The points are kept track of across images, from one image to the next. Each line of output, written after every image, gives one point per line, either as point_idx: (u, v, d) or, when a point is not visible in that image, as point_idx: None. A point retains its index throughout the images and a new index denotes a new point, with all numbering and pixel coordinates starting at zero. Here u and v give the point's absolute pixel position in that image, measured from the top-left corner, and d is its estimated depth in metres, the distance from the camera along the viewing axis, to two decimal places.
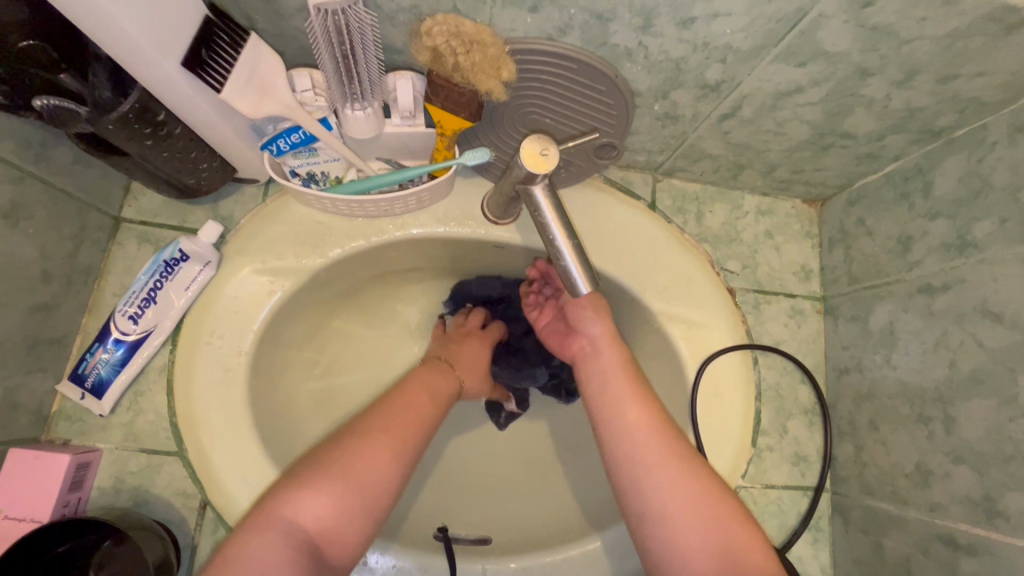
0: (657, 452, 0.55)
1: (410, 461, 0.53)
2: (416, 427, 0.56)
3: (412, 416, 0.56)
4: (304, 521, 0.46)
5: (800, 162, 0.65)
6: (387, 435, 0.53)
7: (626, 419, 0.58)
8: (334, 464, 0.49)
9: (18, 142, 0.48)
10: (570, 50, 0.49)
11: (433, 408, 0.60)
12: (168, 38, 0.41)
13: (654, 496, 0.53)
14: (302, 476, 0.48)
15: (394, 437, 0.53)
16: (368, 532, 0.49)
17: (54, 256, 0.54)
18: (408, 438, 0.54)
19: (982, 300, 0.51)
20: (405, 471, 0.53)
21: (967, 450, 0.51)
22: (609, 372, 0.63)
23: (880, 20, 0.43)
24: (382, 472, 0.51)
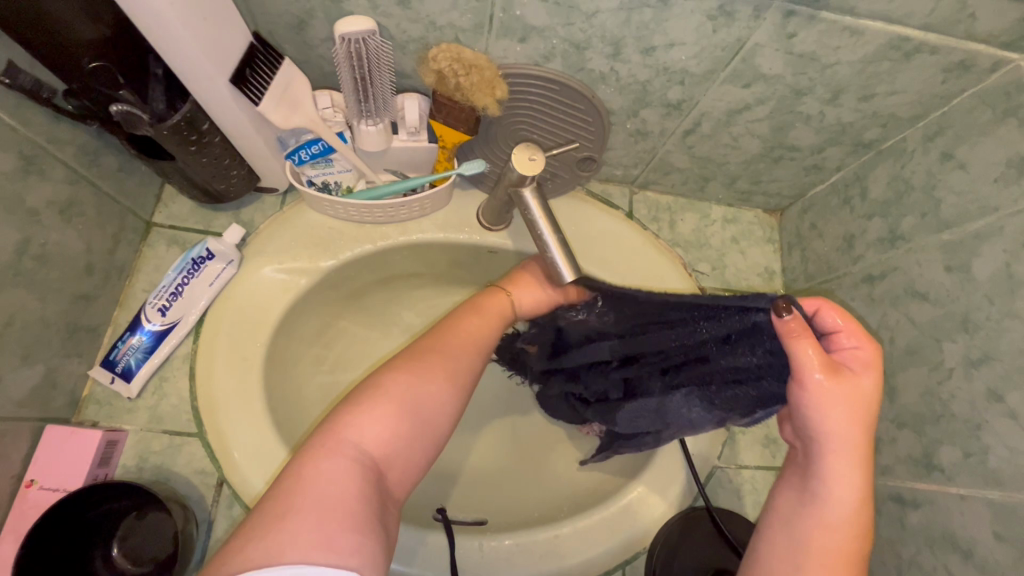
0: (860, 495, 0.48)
1: (464, 395, 0.54)
2: (465, 363, 0.55)
3: (467, 346, 0.56)
4: (365, 444, 0.46)
5: (756, 174, 0.74)
6: (439, 366, 0.53)
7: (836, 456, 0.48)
8: (390, 390, 0.49)
9: (76, 149, 0.55)
10: (552, 74, 0.58)
11: (493, 347, 0.59)
12: (221, 60, 0.49)
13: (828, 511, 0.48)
14: (362, 401, 0.48)
15: (441, 373, 0.52)
16: (422, 460, 0.50)
17: (96, 251, 0.60)
18: (462, 374, 0.54)
19: (912, 283, 0.59)
20: (459, 401, 0.53)
21: (908, 415, 0.58)
22: (836, 489, 0.48)
23: (805, 48, 0.53)
24: (438, 405, 0.51)
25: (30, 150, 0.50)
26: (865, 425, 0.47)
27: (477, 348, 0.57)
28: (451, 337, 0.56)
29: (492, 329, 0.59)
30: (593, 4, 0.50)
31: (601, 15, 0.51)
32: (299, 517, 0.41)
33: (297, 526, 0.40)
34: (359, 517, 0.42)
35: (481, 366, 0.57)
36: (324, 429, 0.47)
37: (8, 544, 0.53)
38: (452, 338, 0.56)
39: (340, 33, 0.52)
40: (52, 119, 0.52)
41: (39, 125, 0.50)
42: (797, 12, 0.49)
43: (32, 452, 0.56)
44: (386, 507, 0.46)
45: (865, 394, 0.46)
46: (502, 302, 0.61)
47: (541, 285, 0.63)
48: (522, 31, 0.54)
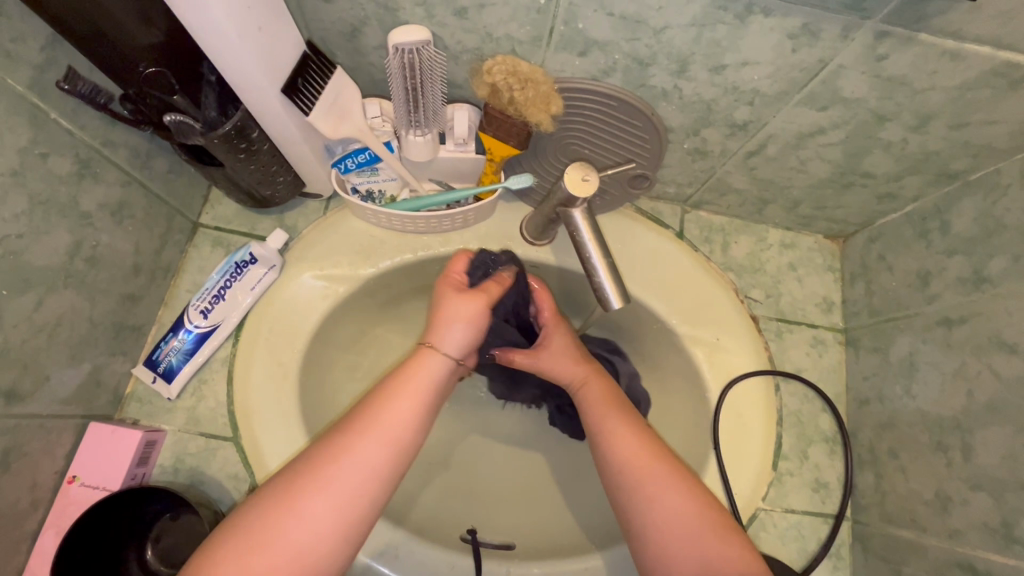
0: (642, 460, 0.57)
1: (397, 462, 0.50)
2: (404, 440, 0.50)
3: (382, 430, 0.49)
4: (260, 539, 0.44)
5: (822, 200, 0.69)
6: (363, 437, 0.49)
7: (615, 432, 0.60)
8: (303, 479, 0.47)
9: (130, 152, 0.55)
10: (611, 90, 0.55)
11: (427, 417, 0.53)
12: (273, 69, 0.48)
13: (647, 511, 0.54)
14: (278, 499, 0.46)
15: (369, 438, 0.49)
16: (348, 544, 0.47)
17: (144, 252, 0.61)
18: (389, 452, 0.49)
19: (997, 332, 0.54)
20: (399, 463, 0.50)
21: (985, 478, 0.53)
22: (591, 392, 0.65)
23: (895, 72, 0.48)
24: (366, 470, 0.48)
25: (85, 154, 0.50)
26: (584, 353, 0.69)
27: (418, 408, 0.52)
28: (384, 413, 0.50)
29: (422, 400, 0.52)
30: (663, 20, 0.47)
31: (670, 31, 0.48)
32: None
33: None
34: None
35: (420, 443, 0.52)
36: (240, 540, 0.44)
37: (49, 538, 0.54)
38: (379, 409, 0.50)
39: (394, 43, 0.50)
40: (108, 123, 0.52)
41: (96, 129, 0.51)
42: (891, 33, 0.45)
43: (75, 448, 0.57)
44: None
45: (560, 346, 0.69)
46: (433, 362, 0.54)
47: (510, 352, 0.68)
48: (584, 45, 0.51)
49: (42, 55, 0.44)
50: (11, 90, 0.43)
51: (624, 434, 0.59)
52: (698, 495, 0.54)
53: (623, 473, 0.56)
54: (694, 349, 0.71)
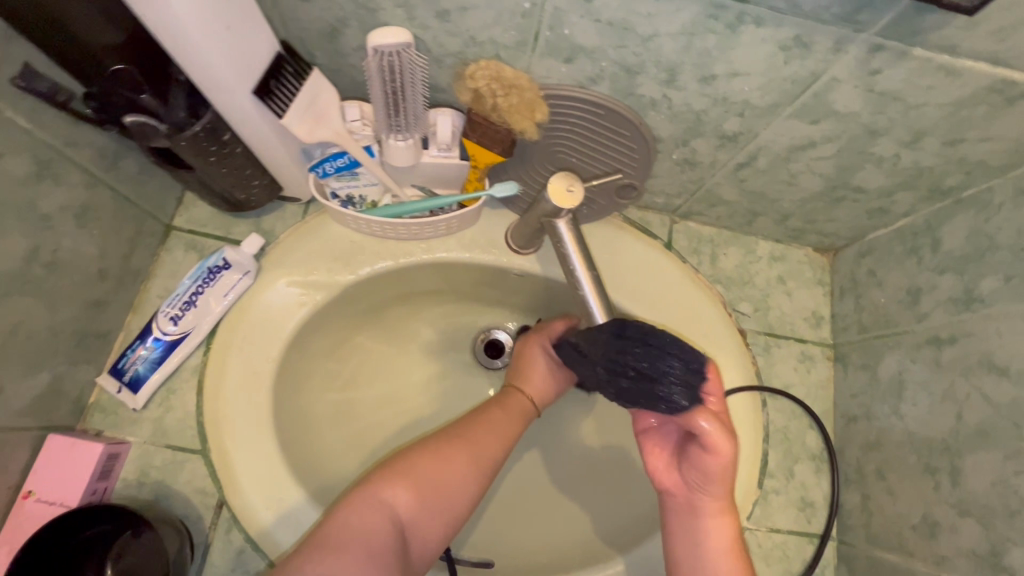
0: (688, 503, 0.55)
1: (485, 474, 0.59)
2: (481, 474, 0.59)
3: (480, 453, 0.59)
4: (396, 507, 0.54)
5: (813, 213, 0.68)
6: (438, 463, 0.57)
7: (666, 474, 0.56)
8: (392, 480, 0.55)
9: (95, 152, 0.53)
10: (598, 98, 0.54)
11: (506, 450, 0.62)
12: (243, 70, 0.46)
13: (679, 537, 0.56)
14: (361, 496, 0.53)
15: (411, 476, 0.55)
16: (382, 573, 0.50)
17: (110, 256, 0.58)
18: (461, 479, 0.57)
19: (988, 353, 0.53)
20: (477, 488, 0.58)
21: (973, 503, 0.52)
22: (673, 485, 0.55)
23: (889, 86, 0.47)
24: (457, 475, 0.57)
25: (44, 155, 0.48)
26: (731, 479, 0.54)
27: (489, 448, 0.60)
28: (472, 443, 0.59)
29: (514, 427, 0.64)
30: (651, 27, 0.45)
31: (659, 39, 0.46)
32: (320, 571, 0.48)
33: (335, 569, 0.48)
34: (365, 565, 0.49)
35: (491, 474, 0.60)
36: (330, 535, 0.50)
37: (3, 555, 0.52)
38: (453, 440, 0.59)
39: (372, 45, 0.48)
40: (70, 122, 0.49)
41: (56, 128, 0.48)
42: (885, 47, 0.43)
43: (32, 461, 0.54)
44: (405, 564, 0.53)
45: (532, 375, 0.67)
46: (523, 403, 0.66)
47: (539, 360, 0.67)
48: (570, 51, 0.49)
49: None
50: None
51: (667, 472, 0.56)
52: None
53: (676, 513, 0.56)
54: None
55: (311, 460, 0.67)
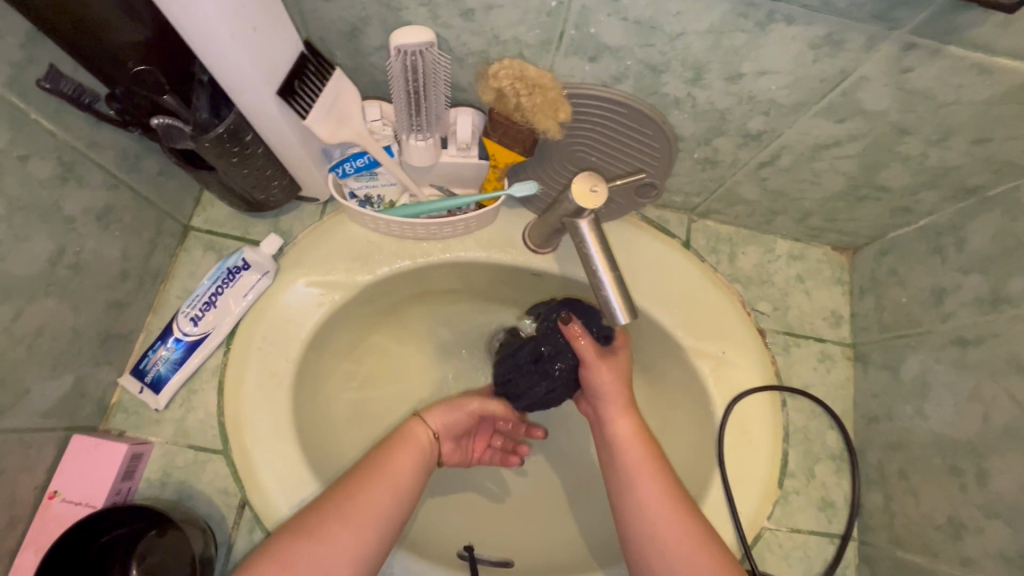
0: (656, 496, 0.60)
1: (359, 550, 0.54)
2: (363, 531, 0.55)
3: (351, 525, 0.54)
4: None
5: (834, 212, 0.67)
6: (308, 531, 0.53)
7: (637, 475, 0.61)
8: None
9: (117, 153, 0.53)
10: (621, 97, 0.53)
11: (416, 479, 0.61)
12: (269, 72, 0.46)
13: (640, 522, 0.59)
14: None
15: (297, 554, 0.52)
16: None
17: (132, 257, 0.58)
18: (347, 531, 0.54)
19: (1016, 354, 0.53)
20: (364, 557, 0.54)
21: (1001, 504, 0.52)
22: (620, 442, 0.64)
23: (919, 85, 0.46)
24: (341, 556, 0.53)
25: (69, 157, 0.48)
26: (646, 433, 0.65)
27: (364, 508, 0.56)
28: (345, 506, 0.55)
29: (411, 458, 0.62)
30: (679, 26, 0.45)
31: (686, 37, 0.46)
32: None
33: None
34: None
35: (391, 530, 0.57)
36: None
37: (29, 554, 0.52)
38: (317, 508, 0.55)
39: (396, 43, 0.48)
40: (94, 123, 0.49)
41: (80, 129, 0.48)
42: (918, 45, 0.43)
43: (57, 462, 0.55)
44: None
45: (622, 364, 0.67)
46: (420, 433, 0.65)
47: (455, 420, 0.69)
48: (594, 50, 0.49)
49: (22, 52, 0.42)
50: None
51: (646, 474, 0.61)
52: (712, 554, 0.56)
53: (627, 493, 0.61)
54: (700, 362, 0.69)
55: (330, 459, 0.67)
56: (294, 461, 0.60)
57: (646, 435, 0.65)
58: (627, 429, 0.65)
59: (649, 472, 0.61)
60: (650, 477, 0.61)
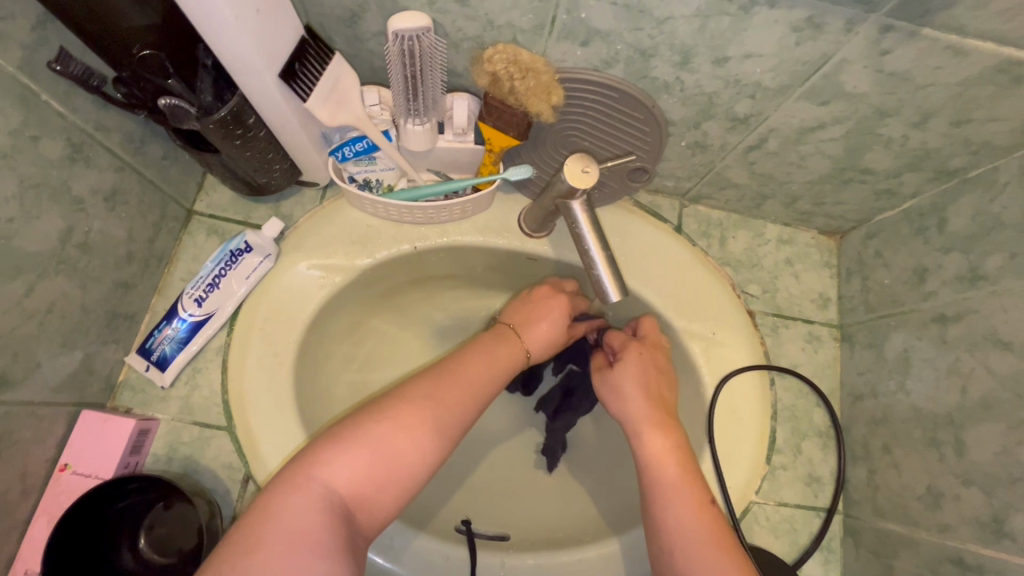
0: (682, 501, 0.55)
1: (452, 441, 0.53)
2: (465, 410, 0.55)
3: (468, 390, 0.56)
4: (336, 483, 0.46)
5: (820, 195, 0.69)
6: (429, 404, 0.52)
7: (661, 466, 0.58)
8: (368, 431, 0.49)
9: (124, 137, 0.54)
10: (613, 81, 0.55)
11: (494, 389, 0.59)
12: (271, 55, 0.47)
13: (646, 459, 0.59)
14: (286, 478, 0.46)
15: (360, 440, 0.48)
16: (368, 508, 0.48)
17: (137, 238, 0.60)
18: (454, 419, 0.53)
19: (992, 328, 0.55)
20: (440, 448, 0.52)
21: (977, 473, 0.54)
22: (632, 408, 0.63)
23: (898, 66, 0.48)
24: (419, 446, 0.50)
25: (77, 138, 0.49)
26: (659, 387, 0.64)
27: (483, 365, 0.60)
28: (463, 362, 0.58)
29: (504, 372, 0.61)
30: (666, 10, 0.47)
31: (674, 21, 0.48)
32: (264, 556, 0.41)
33: (262, 564, 0.41)
34: (324, 551, 0.42)
35: (478, 410, 0.57)
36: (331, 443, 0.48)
37: (41, 526, 0.53)
38: (451, 379, 0.55)
39: (393, 28, 0.49)
40: (101, 106, 0.51)
41: (88, 112, 0.50)
42: (895, 28, 0.45)
43: (66, 436, 0.56)
44: (357, 546, 0.46)
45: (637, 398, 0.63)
46: (517, 351, 0.64)
47: (547, 326, 0.67)
48: (585, 35, 0.51)
49: (33, 35, 0.43)
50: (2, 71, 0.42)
51: (676, 483, 0.56)
52: (689, 485, 0.56)
53: (664, 501, 0.56)
54: (690, 343, 0.71)
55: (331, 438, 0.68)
56: (293, 438, 0.62)
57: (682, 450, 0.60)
58: (660, 444, 0.59)
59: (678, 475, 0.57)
60: (676, 470, 0.57)
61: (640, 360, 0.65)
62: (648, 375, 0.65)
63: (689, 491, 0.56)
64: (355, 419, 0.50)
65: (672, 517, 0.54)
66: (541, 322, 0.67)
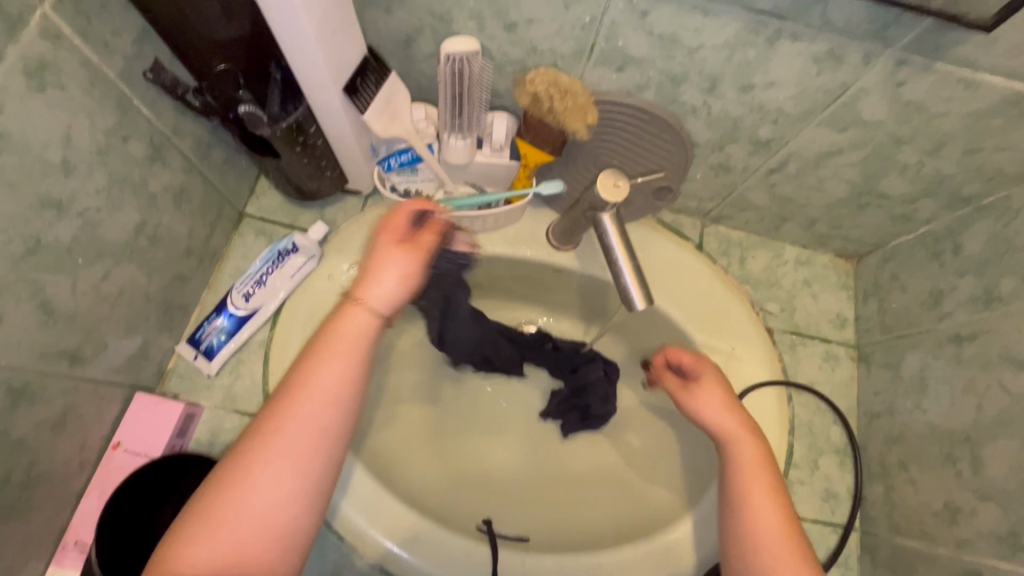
0: (777, 532, 0.50)
1: (334, 450, 0.44)
2: (331, 445, 0.43)
3: (325, 399, 0.43)
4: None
5: (838, 219, 0.72)
6: (278, 430, 0.42)
7: (752, 490, 0.53)
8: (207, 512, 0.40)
9: (195, 141, 0.60)
10: (644, 104, 0.59)
11: (366, 369, 0.45)
12: (338, 70, 0.52)
13: (736, 474, 0.55)
14: None
15: (202, 531, 0.39)
16: None
17: (196, 235, 0.64)
18: (314, 435, 0.42)
19: (1006, 348, 0.57)
20: (314, 477, 0.42)
21: (993, 489, 0.55)
22: (715, 416, 0.59)
23: (912, 97, 0.52)
24: (280, 485, 0.41)
25: (157, 140, 0.54)
26: (736, 403, 0.60)
27: (342, 363, 0.44)
28: (314, 371, 0.43)
29: (354, 353, 0.44)
30: (697, 40, 0.51)
31: (704, 51, 0.52)
32: None
33: None
34: None
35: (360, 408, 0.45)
36: (192, 519, 0.39)
37: (93, 499, 0.56)
38: (305, 385, 0.43)
39: (445, 51, 0.54)
40: (179, 112, 0.56)
41: (169, 116, 0.55)
42: (910, 61, 0.49)
43: (119, 416, 0.60)
44: None
45: (715, 400, 0.60)
46: (356, 319, 0.45)
47: (392, 262, 0.46)
48: (621, 61, 0.55)
49: (132, 47, 0.49)
50: (106, 77, 0.47)
51: (770, 507, 0.52)
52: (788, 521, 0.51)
53: (762, 549, 0.50)
54: (710, 356, 0.73)
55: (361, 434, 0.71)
56: None
57: (770, 460, 0.56)
58: (753, 455, 0.55)
59: (768, 496, 0.52)
60: (766, 488, 0.53)
61: (721, 379, 0.61)
62: (726, 391, 0.61)
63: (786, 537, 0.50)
64: (214, 470, 0.42)
65: (762, 552, 0.50)
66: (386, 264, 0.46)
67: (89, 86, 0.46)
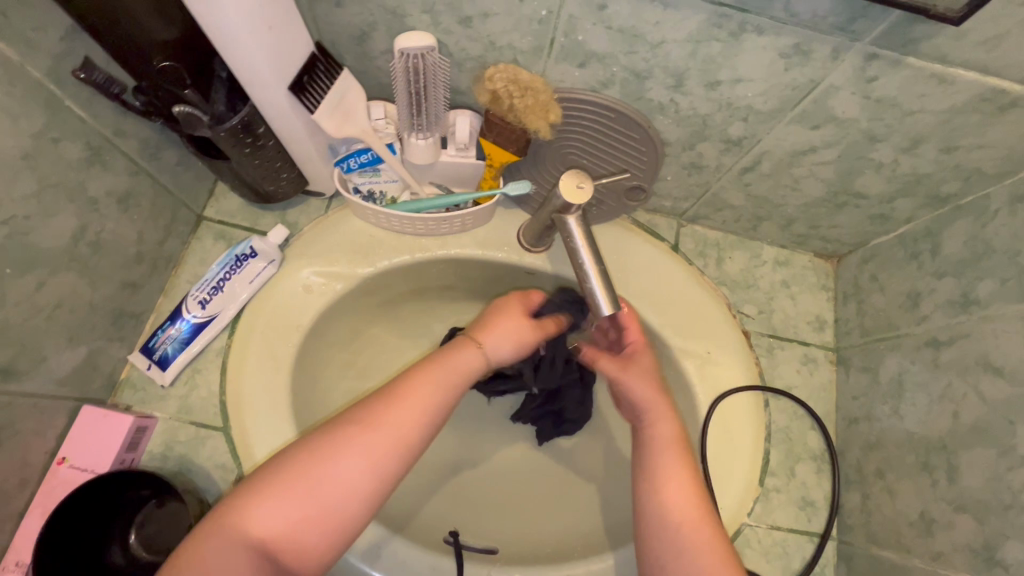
0: (690, 509, 0.54)
1: (404, 462, 0.51)
2: (397, 452, 0.51)
3: (417, 411, 0.52)
4: (257, 530, 0.46)
5: (816, 218, 0.70)
6: (364, 434, 0.50)
7: (668, 462, 0.57)
8: (295, 476, 0.48)
9: (140, 142, 0.57)
10: (610, 101, 0.57)
11: (451, 405, 0.55)
12: (282, 68, 0.50)
13: (648, 438, 0.59)
14: (214, 516, 0.47)
15: (286, 490, 0.48)
16: (305, 557, 0.48)
17: (147, 240, 0.62)
18: (394, 447, 0.51)
19: (984, 353, 0.55)
20: (382, 483, 0.50)
21: (969, 499, 0.54)
22: (642, 396, 0.60)
23: (884, 93, 0.49)
24: (355, 480, 0.49)
25: (96, 142, 0.52)
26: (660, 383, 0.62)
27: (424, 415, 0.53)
28: (417, 385, 0.54)
29: (455, 384, 0.55)
30: (659, 35, 0.49)
31: (667, 46, 0.50)
32: None
33: None
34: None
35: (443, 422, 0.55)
36: (271, 478, 0.48)
37: (35, 517, 0.54)
38: (407, 398, 0.53)
39: (399, 47, 0.51)
40: (120, 112, 0.53)
41: (107, 117, 0.52)
42: (881, 56, 0.46)
43: (65, 430, 0.57)
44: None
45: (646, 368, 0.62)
46: (470, 354, 0.57)
47: (513, 326, 0.61)
48: (583, 56, 0.53)
49: (60, 45, 0.46)
50: (30, 76, 0.44)
51: (676, 481, 0.55)
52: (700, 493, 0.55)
53: (677, 527, 0.53)
54: (685, 360, 0.71)
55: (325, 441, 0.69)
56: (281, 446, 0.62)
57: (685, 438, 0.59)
58: (670, 433, 0.59)
59: (683, 471, 0.56)
60: (676, 462, 0.57)
61: (653, 368, 0.62)
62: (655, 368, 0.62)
63: (693, 511, 0.54)
64: (302, 440, 0.50)
65: (673, 523, 0.54)
66: (504, 321, 0.61)
67: (10, 86, 0.43)
